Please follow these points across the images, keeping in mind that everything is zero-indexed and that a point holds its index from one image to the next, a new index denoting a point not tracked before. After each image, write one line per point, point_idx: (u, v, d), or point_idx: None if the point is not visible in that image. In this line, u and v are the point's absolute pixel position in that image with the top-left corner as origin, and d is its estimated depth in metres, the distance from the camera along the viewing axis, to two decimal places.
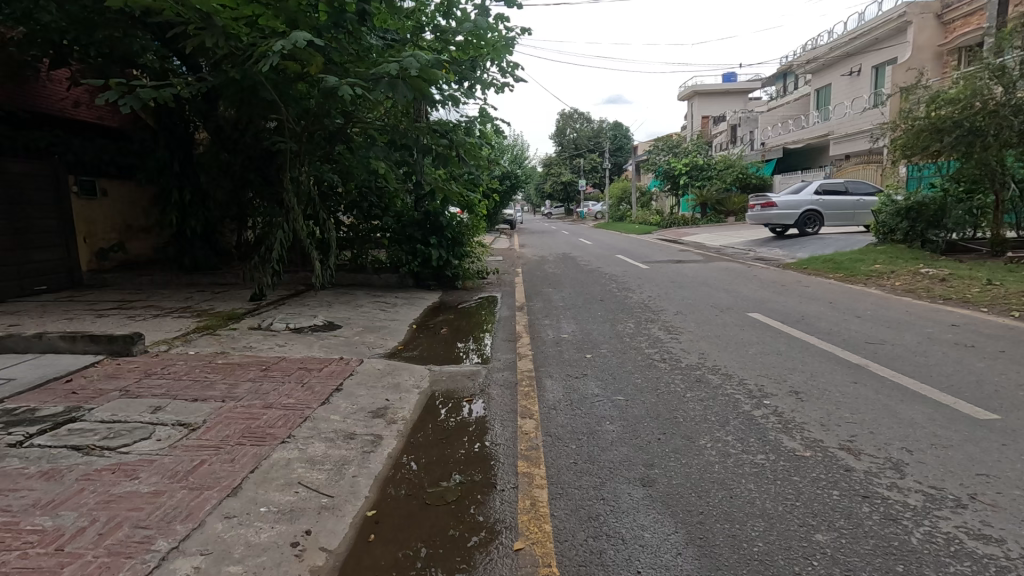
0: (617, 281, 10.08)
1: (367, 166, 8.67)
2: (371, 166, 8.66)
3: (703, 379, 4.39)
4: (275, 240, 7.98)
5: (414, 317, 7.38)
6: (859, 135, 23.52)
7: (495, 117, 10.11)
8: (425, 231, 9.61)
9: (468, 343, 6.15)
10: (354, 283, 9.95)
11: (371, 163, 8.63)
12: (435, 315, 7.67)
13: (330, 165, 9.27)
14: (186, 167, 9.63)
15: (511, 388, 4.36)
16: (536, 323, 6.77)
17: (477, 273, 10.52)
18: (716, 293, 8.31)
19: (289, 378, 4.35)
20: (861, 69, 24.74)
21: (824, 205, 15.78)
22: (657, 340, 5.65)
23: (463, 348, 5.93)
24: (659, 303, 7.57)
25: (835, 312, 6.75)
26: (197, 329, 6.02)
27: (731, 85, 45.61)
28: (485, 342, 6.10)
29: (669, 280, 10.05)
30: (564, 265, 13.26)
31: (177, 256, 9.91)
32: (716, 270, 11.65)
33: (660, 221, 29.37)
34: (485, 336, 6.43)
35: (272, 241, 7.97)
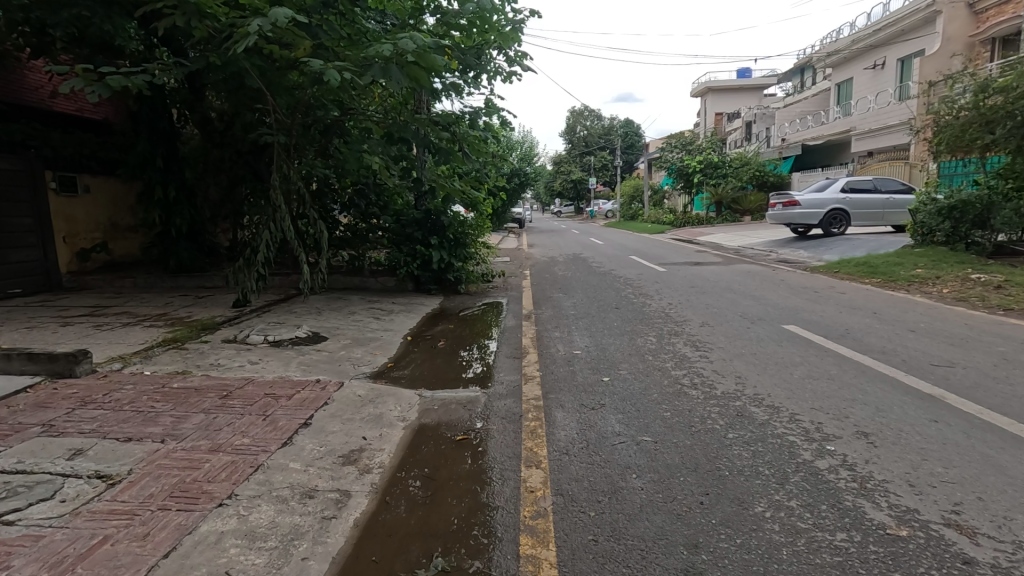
0: (632, 286, 9.34)
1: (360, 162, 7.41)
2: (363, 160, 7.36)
3: (745, 413, 3.65)
4: (260, 240, 7.31)
5: (410, 327, 6.68)
6: (883, 131, 22.55)
7: (502, 110, 9.40)
8: (425, 231, 8.91)
9: (470, 351, 5.65)
10: (350, 286, 9.28)
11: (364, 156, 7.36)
12: (435, 324, 6.96)
13: (323, 159, 8.59)
14: (170, 162, 8.98)
15: (515, 421, 3.64)
16: (546, 335, 6.02)
17: (481, 275, 9.87)
18: (743, 301, 7.55)
19: (250, 408, 3.66)
20: (885, 61, 23.76)
21: (851, 204, 14.91)
22: (683, 359, 4.92)
23: (465, 357, 5.44)
24: (682, 312, 6.82)
25: (883, 325, 5.99)
26: (164, 342, 5.36)
27: (746, 81, 44.60)
28: (489, 351, 5.59)
29: (689, 284, 9.29)
30: (575, 267, 12.54)
31: (162, 257, 9.29)
32: (738, 273, 10.85)
33: (673, 220, 28.52)
34: (487, 349, 5.68)
35: (257, 242, 7.30)
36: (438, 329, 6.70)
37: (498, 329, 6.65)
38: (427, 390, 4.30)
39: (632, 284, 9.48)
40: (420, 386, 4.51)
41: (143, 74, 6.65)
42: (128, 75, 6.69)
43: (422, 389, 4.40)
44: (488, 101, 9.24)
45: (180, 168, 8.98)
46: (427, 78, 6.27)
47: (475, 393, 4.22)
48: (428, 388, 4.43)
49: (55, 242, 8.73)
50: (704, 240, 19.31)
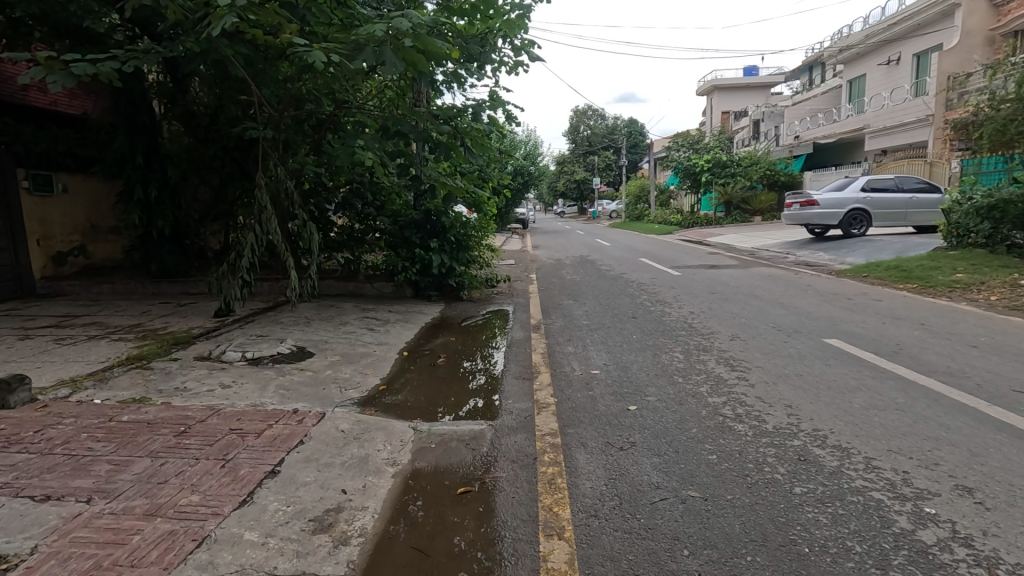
0: (648, 291, 8.69)
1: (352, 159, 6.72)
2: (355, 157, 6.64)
3: (807, 456, 3.01)
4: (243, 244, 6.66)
5: (407, 340, 6.04)
6: (899, 128, 21.84)
7: (507, 103, 8.78)
8: (424, 234, 8.27)
9: (475, 361, 5.31)
10: (344, 292, 8.65)
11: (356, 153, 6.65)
12: (435, 336, 6.33)
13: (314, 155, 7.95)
14: (151, 158, 8.30)
15: (528, 467, 3.00)
16: (558, 351, 5.35)
17: (484, 280, 9.21)
18: (772, 310, 6.88)
19: (209, 450, 3.03)
20: (900, 57, 23.06)
21: (872, 204, 14.21)
22: (719, 383, 4.26)
23: (469, 368, 5.13)
24: (707, 324, 6.16)
25: (938, 339, 5.31)
26: (126, 360, 4.73)
27: (753, 79, 43.82)
28: (494, 360, 5.28)
29: (709, 290, 8.63)
30: (584, 270, 11.89)
31: (144, 261, 8.67)
32: (759, 277, 10.19)
33: (681, 221, 27.81)
34: (493, 367, 5.02)
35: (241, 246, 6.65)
36: (437, 341, 6.06)
37: (504, 342, 6.01)
38: (425, 424, 3.65)
39: (647, 290, 8.84)
40: (417, 417, 3.86)
41: (111, 61, 5.96)
42: (94, 62, 5.96)
43: (419, 421, 3.74)
44: (492, 94, 8.63)
45: (162, 166, 8.31)
46: (425, 63, 5.59)
47: (479, 426, 3.58)
48: (427, 420, 3.77)
49: (28, 246, 8.12)
50: (715, 242, 18.61)
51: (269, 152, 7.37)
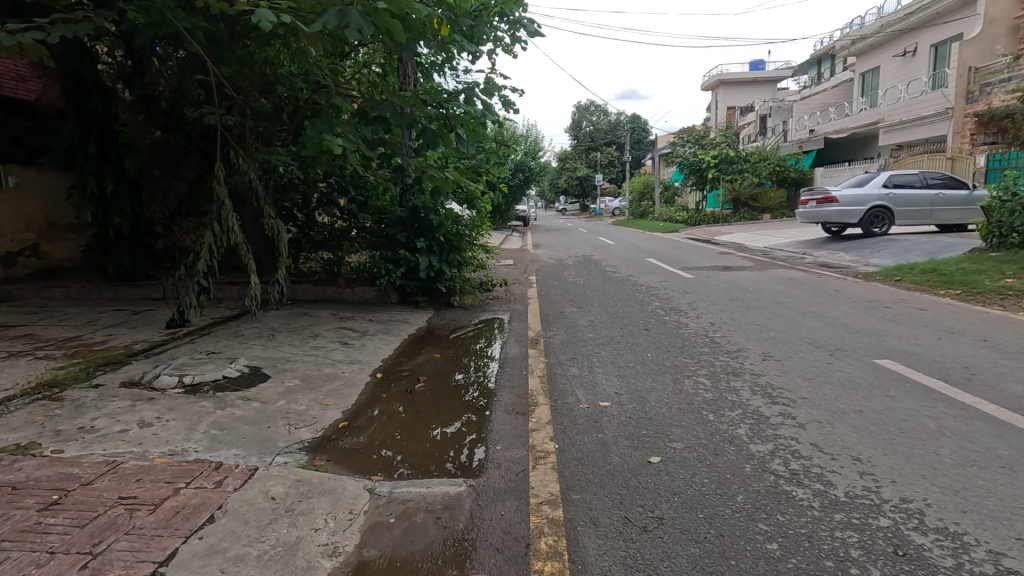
0: (658, 297, 7.85)
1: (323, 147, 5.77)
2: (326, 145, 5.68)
3: (905, 545, 2.18)
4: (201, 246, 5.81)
5: (383, 358, 5.16)
6: (916, 122, 20.92)
7: (503, 88, 7.90)
8: (411, 233, 7.37)
9: (469, 372, 4.81)
10: (322, 297, 7.77)
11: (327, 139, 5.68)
12: (417, 353, 5.43)
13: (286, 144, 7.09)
14: (106, 148, 7.48)
15: (517, 565, 2.16)
16: (561, 376, 4.45)
17: (478, 284, 8.35)
18: (803, 321, 6.04)
19: (77, 536, 2.19)
20: (917, 48, 22.16)
21: (894, 201, 13.31)
22: (760, 423, 3.41)
23: (462, 381, 4.59)
24: (732, 339, 5.31)
25: (1012, 360, 4.47)
26: (36, 388, 3.89)
27: (760, 74, 42.88)
28: (489, 370, 4.79)
29: (726, 295, 7.79)
30: (588, 272, 11.05)
31: (101, 262, 7.83)
32: (779, 280, 9.35)
33: (686, 219, 26.88)
34: (484, 390, 4.28)
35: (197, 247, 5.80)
36: (418, 360, 5.18)
37: (496, 361, 5.14)
38: (398, 469, 2.99)
39: (658, 295, 8.00)
40: (388, 457, 3.17)
41: (36, 31, 5.07)
42: (17, 32, 5.08)
43: (390, 464, 3.07)
44: (486, 78, 7.74)
45: (119, 156, 7.49)
46: (400, 29, 4.66)
47: (458, 475, 2.89)
48: (401, 462, 3.09)
49: None
50: (724, 241, 17.72)
51: (234, 140, 6.51)
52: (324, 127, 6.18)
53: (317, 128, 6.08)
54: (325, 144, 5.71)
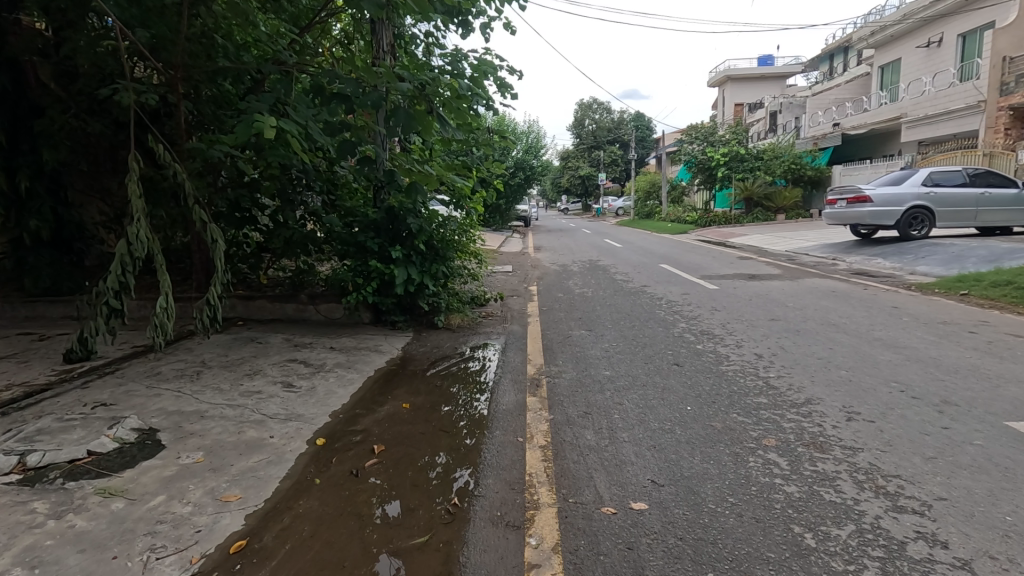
0: (684, 315, 6.60)
1: (255, 130, 4.33)
2: (257, 127, 4.24)
3: None
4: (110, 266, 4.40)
5: (326, 418, 3.74)
6: (943, 116, 19.61)
7: (500, 68, 6.67)
8: (385, 239, 6.10)
9: (449, 420, 3.77)
10: (278, 316, 6.42)
11: (260, 119, 4.25)
12: (378, 404, 4.04)
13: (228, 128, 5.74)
14: (17, 136, 6.11)
15: None
16: (575, 455, 3.10)
17: (468, 298, 7.07)
18: (876, 354, 4.76)
19: None
20: (942, 38, 20.87)
21: (935, 201, 11.99)
22: (894, 559, 2.13)
23: (440, 436, 3.50)
24: (795, 386, 4.03)
25: None
26: None
27: (769, 69, 41.58)
28: (479, 407, 3.94)
29: (766, 314, 6.51)
30: (596, 281, 9.80)
31: (16, 272, 6.59)
32: (819, 292, 8.07)
33: (696, 219, 25.53)
34: (477, 439, 3.41)
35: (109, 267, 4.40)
36: (376, 415, 3.83)
37: (482, 412, 3.87)
38: (379, 509, 2.67)
39: (682, 312, 6.75)
40: (370, 496, 2.79)
41: None
42: None
43: (370, 502, 2.74)
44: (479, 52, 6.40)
45: (33, 146, 6.12)
46: None
47: (439, 522, 2.54)
48: (383, 501, 2.75)
49: None
50: (740, 245, 16.38)
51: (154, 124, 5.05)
52: (264, 106, 4.78)
53: (253, 106, 4.66)
54: (256, 125, 4.24)
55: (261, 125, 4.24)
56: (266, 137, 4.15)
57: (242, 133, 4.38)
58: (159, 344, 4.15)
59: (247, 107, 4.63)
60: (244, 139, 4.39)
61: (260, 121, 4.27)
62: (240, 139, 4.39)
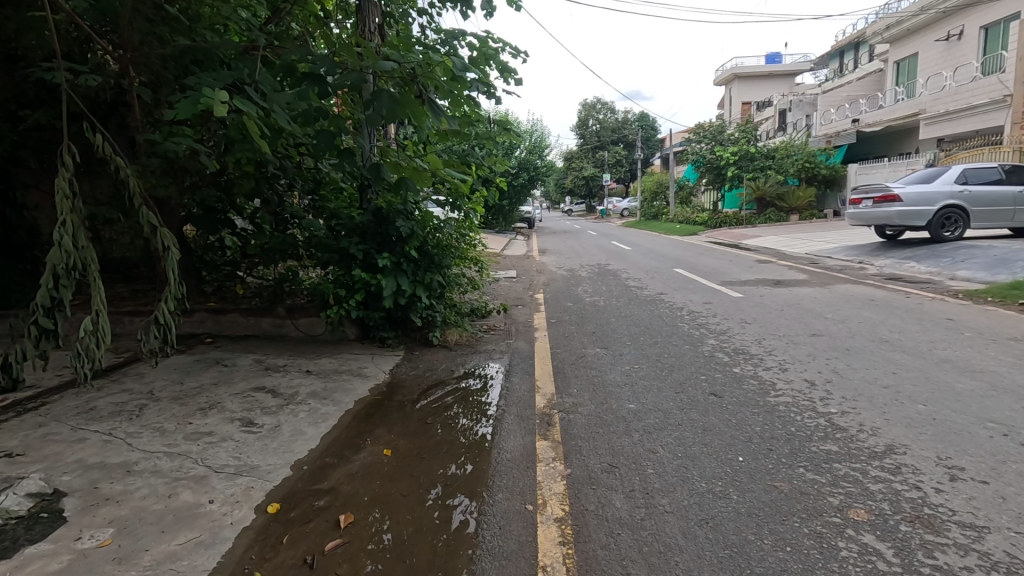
0: (711, 329, 5.83)
1: (203, 108, 3.30)
2: (204, 104, 3.19)
3: None
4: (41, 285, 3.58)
5: (281, 480, 2.92)
6: (965, 112, 18.79)
7: (503, 49, 5.90)
8: (373, 246, 5.36)
9: (445, 468, 3.06)
10: (251, 331, 5.67)
11: (209, 93, 3.21)
12: (352, 453, 3.26)
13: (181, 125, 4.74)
14: None
15: None
16: (605, 540, 2.33)
17: (468, 310, 6.31)
18: (954, 381, 3.98)
19: None
20: (963, 31, 20.05)
21: (970, 199, 11.17)
22: None
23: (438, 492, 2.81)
24: (868, 428, 3.25)
25: None
26: None
27: (777, 67, 40.75)
28: (479, 451, 3.24)
29: (805, 328, 5.74)
30: (608, 287, 9.02)
31: None
32: (856, 301, 7.28)
33: (706, 220, 24.73)
34: (475, 479, 2.91)
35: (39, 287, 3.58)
36: (348, 469, 3.07)
37: (482, 458, 3.16)
38: (380, 534, 2.45)
39: (709, 326, 5.97)
40: (372, 523, 2.54)
41: None
42: None
43: (366, 531, 2.48)
44: (480, 33, 5.64)
45: None
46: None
47: (444, 552, 2.32)
48: (384, 525, 2.53)
49: None
50: (756, 247, 15.59)
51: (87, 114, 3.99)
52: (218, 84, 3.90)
53: (203, 82, 3.71)
54: (203, 100, 3.17)
55: (209, 100, 3.17)
56: (215, 116, 3.08)
57: (184, 109, 3.29)
58: (85, 376, 3.41)
59: (195, 83, 3.68)
60: (187, 117, 3.30)
61: (208, 96, 3.23)
62: (182, 118, 3.31)
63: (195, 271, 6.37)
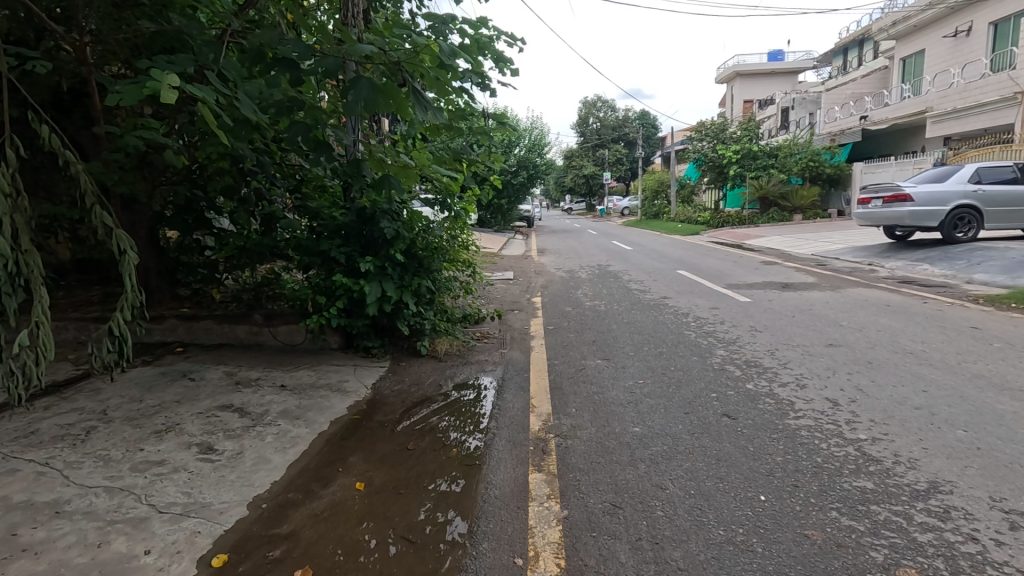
0: (720, 338, 5.44)
1: (151, 94, 2.92)
2: (150, 88, 2.81)
3: None
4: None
5: (233, 523, 2.53)
6: (974, 109, 18.38)
7: (499, 37, 5.50)
8: (356, 248, 4.98)
9: (437, 484, 2.89)
10: (226, 339, 5.28)
11: (157, 75, 2.83)
12: (320, 487, 2.87)
13: (145, 120, 4.36)
14: None
15: None
16: None
17: (460, 316, 5.93)
18: (993, 401, 3.60)
19: None
20: (971, 27, 19.63)
21: (984, 199, 10.79)
22: None
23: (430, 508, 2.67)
24: (906, 460, 2.87)
25: None
26: None
27: (779, 65, 40.31)
28: (470, 468, 3.04)
29: (821, 337, 5.36)
30: (608, 290, 8.63)
31: None
32: (871, 306, 6.89)
33: (708, 220, 24.32)
34: (460, 516, 2.57)
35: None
36: (313, 507, 2.69)
37: (471, 479, 2.91)
38: (369, 544, 2.39)
39: (717, 334, 5.58)
40: (361, 534, 2.47)
41: None
42: None
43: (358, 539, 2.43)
44: (474, 19, 5.24)
45: None
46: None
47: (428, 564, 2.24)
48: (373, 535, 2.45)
49: None
50: (761, 248, 15.19)
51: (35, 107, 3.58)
52: (176, 68, 3.49)
53: (159, 66, 3.34)
54: (149, 84, 2.80)
55: (155, 83, 2.80)
56: (163, 102, 2.70)
57: (129, 95, 2.92)
58: (19, 397, 3.07)
59: (149, 68, 3.31)
60: (134, 104, 2.93)
61: (156, 80, 2.86)
62: (127, 105, 2.94)
63: (169, 275, 5.97)
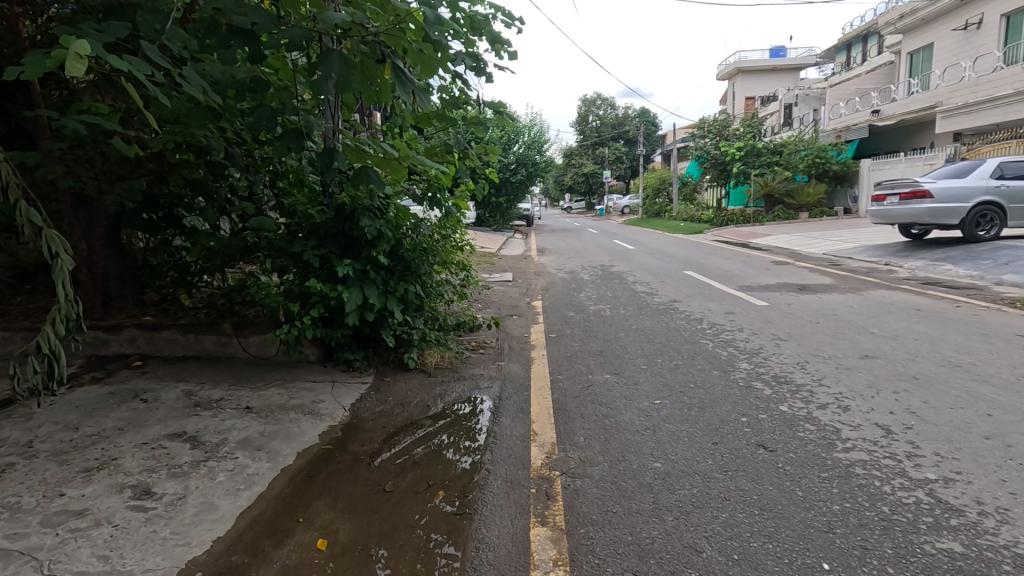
0: (741, 349, 4.89)
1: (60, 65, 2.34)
2: (58, 56, 2.24)
3: None
4: None
5: None
6: (986, 104, 17.84)
7: (496, 14, 4.92)
8: (334, 249, 4.42)
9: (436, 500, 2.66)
10: (191, 351, 4.73)
11: (65, 40, 2.25)
12: (271, 548, 2.32)
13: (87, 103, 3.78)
14: None
15: None
16: None
17: (453, 324, 5.38)
18: None
19: None
20: (982, 19, 19.09)
21: (1006, 195, 10.26)
22: None
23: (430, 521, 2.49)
24: (993, 511, 2.34)
25: None
26: None
27: (782, 61, 39.72)
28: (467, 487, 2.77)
29: (854, 348, 4.81)
30: (613, 293, 8.06)
31: None
32: (901, 311, 6.34)
33: (711, 218, 23.75)
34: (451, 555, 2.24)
35: None
36: None
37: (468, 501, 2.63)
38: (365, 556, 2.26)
39: (738, 344, 5.03)
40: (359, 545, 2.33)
41: None
42: None
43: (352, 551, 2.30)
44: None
45: None
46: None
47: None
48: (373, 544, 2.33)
49: None
50: (769, 247, 14.62)
51: None
52: (107, 36, 2.89)
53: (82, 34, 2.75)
54: (54, 52, 2.23)
55: (61, 51, 2.23)
56: (67, 73, 2.14)
57: (33, 66, 2.34)
58: None
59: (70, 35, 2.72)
60: (37, 77, 2.36)
61: (64, 47, 2.29)
62: (30, 79, 2.36)
63: (132, 279, 5.41)
